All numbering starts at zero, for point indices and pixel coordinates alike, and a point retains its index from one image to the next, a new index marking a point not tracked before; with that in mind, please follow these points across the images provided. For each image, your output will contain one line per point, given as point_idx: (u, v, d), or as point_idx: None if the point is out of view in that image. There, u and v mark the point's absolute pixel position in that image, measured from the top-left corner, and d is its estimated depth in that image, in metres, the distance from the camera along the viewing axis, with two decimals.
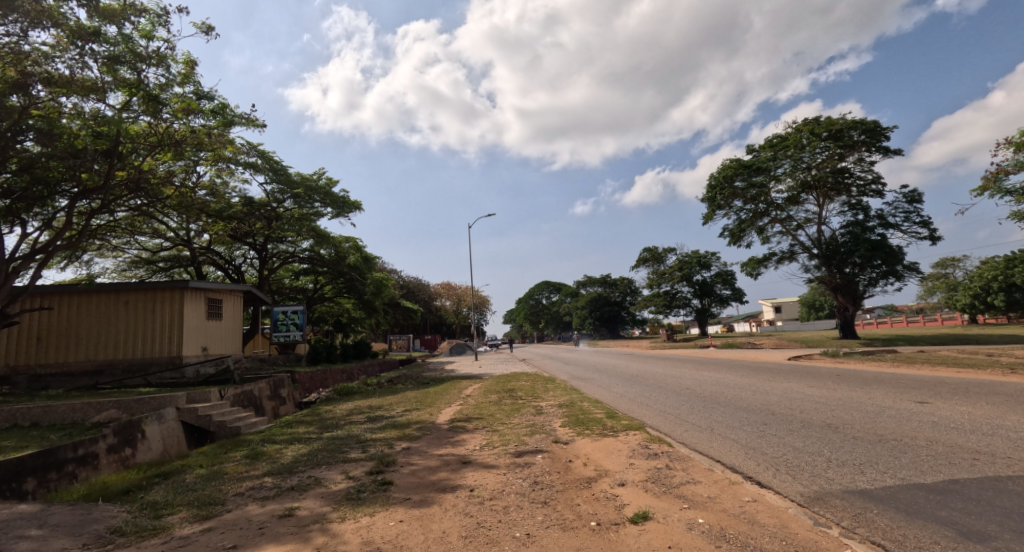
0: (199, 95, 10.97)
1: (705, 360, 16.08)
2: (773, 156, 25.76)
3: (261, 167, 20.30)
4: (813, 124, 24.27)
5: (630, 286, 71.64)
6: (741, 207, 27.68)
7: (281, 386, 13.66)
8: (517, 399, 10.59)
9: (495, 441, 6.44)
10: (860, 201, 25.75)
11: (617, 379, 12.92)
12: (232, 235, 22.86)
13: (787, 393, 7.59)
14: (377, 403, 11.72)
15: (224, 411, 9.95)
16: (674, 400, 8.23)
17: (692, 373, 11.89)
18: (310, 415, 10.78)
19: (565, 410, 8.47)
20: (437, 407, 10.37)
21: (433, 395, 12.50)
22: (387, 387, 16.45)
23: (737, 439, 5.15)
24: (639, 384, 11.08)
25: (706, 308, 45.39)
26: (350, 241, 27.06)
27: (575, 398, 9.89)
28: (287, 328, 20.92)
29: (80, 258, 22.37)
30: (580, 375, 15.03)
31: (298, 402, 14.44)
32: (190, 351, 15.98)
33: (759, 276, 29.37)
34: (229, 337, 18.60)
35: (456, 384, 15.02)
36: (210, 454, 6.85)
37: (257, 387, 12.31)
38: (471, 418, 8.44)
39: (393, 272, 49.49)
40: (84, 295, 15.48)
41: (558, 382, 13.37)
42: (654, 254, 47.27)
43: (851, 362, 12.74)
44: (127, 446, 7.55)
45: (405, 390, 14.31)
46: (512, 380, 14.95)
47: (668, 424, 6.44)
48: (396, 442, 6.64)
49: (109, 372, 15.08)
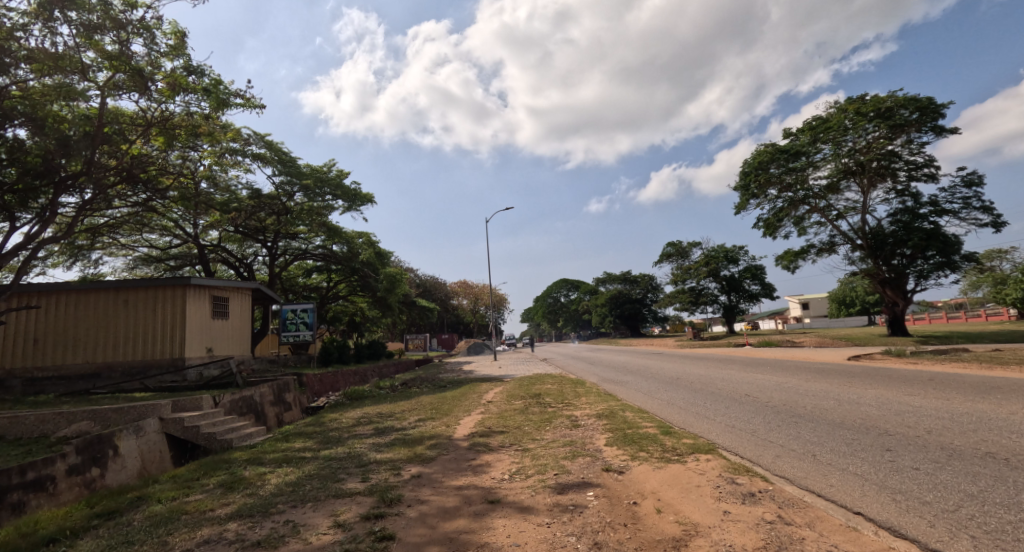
0: (189, 69, 9.80)
1: (749, 361, 14.52)
2: (813, 140, 23.93)
3: (269, 158, 19.46)
4: (858, 103, 22.40)
5: (652, 283, 69.47)
6: (776, 196, 26.02)
7: (285, 390, 12.59)
8: (546, 407, 9.32)
9: (526, 467, 5.12)
10: (908, 187, 23.83)
11: (657, 382, 11.54)
12: (242, 229, 22.05)
13: (885, 404, 6.13)
14: (388, 410, 10.52)
15: (217, 420, 8.84)
16: (739, 412, 6.81)
17: (745, 377, 10.44)
18: (314, 424, 9.62)
19: (607, 424, 7.14)
20: (455, 416, 9.13)
21: (451, 401, 11.29)
22: (401, 390, 15.31)
23: (864, 473, 3.74)
24: (686, 389, 9.72)
25: (734, 304, 43.39)
26: (363, 235, 26.10)
27: (615, 406, 8.54)
28: (297, 327, 19.93)
29: (88, 257, 21.79)
30: (613, 377, 13.69)
31: (305, 407, 13.37)
32: (193, 352, 15.01)
33: (795, 269, 27.59)
34: (235, 338, 17.63)
35: (475, 387, 13.78)
36: (183, 477, 5.68)
37: (259, 392, 11.23)
38: (495, 432, 7.13)
39: (409, 270, 48.62)
40: (83, 292, 14.63)
41: (588, 386, 12.05)
42: (678, 248, 45.42)
43: (927, 363, 11.12)
44: (96, 466, 6.45)
45: (421, 395, 13.15)
46: (536, 384, 13.67)
47: (747, 446, 5.04)
48: (405, 466, 5.39)
49: (107, 375, 14.23)
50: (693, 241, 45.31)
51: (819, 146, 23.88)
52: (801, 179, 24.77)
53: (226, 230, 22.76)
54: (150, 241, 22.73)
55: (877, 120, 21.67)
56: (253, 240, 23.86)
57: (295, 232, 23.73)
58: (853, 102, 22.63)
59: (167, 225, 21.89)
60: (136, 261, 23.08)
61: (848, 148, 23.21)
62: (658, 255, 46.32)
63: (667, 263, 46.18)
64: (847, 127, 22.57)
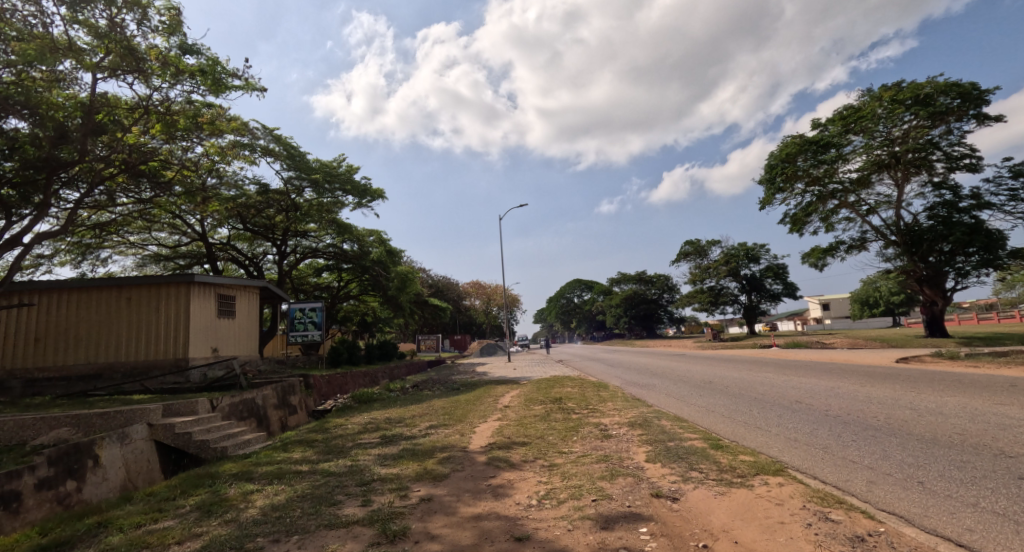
0: (184, 48, 9.31)
1: (782, 363, 13.55)
2: (844, 131, 22.80)
3: (277, 153, 18.93)
4: (893, 91, 21.21)
5: (668, 283, 68.16)
6: (803, 190, 24.96)
7: (290, 392, 11.94)
8: (570, 413, 8.51)
9: (557, 490, 4.30)
10: (947, 180, 22.55)
11: (689, 386, 10.65)
12: (250, 227, 21.62)
13: (976, 415, 5.21)
14: (397, 415, 9.75)
15: (213, 426, 8.15)
16: (797, 423, 5.91)
17: (788, 380, 9.51)
18: (318, 430, 8.89)
19: (644, 434, 6.30)
20: (470, 423, 8.35)
21: (465, 405, 10.52)
22: (412, 392, 14.59)
23: (1009, 512, 2.86)
24: (725, 394, 8.84)
25: (754, 305, 42.13)
26: (373, 234, 25.51)
27: (648, 413, 7.69)
28: (305, 327, 19.33)
29: (97, 255, 21.48)
30: (637, 380, 12.82)
31: (311, 411, 12.72)
32: (197, 353, 14.44)
33: (824, 267, 26.39)
34: (242, 337, 17.06)
35: (490, 390, 13.00)
36: (161, 495, 4.96)
37: (261, 395, 10.56)
38: (516, 443, 6.32)
39: (422, 270, 48.09)
40: (85, 290, 14.13)
41: (612, 390, 11.20)
42: (696, 247, 44.23)
43: (990, 366, 10.07)
44: (72, 479, 5.76)
45: (433, 398, 12.39)
46: (555, 387, 12.84)
47: (827, 468, 4.13)
48: (414, 487, 4.61)
49: (108, 376, 13.69)
50: (712, 240, 44.13)
51: (850, 137, 22.76)
52: (829, 173, 23.72)
53: (235, 228, 22.34)
54: (160, 240, 22.38)
55: (915, 108, 20.49)
56: (264, 239, 23.42)
57: (305, 230, 23.24)
58: (886, 90, 21.50)
59: (176, 222, 21.50)
60: (146, 260, 22.73)
61: (881, 139, 22.20)
62: (676, 254, 45.19)
63: (685, 262, 45.03)
64: (880, 117, 21.44)
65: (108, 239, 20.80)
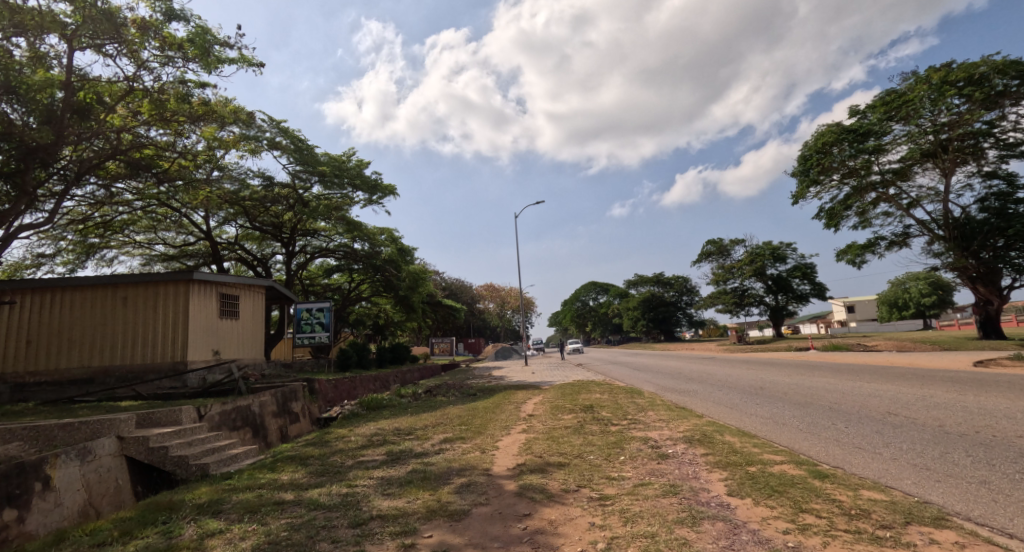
0: (169, 13, 8.38)
1: (835, 367, 12.20)
2: (885, 118, 21.37)
3: (283, 146, 18.10)
4: (941, 73, 19.68)
5: (687, 285, 66.45)
6: (838, 183, 23.62)
7: (292, 398, 10.94)
8: (607, 425, 7.33)
9: (621, 542, 3.08)
10: (1001, 169, 20.89)
11: (738, 393, 9.37)
12: (256, 225, 20.89)
13: None
14: (407, 425, 8.63)
15: (198, 439, 7.11)
16: (912, 444, 4.59)
17: (858, 387, 8.16)
18: (317, 442, 7.78)
19: (711, 454, 5.06)
20: (491, 436, 7.16)
21: (484, 414, 9.36)
22: (425, 398, 13.48)
23: None
24: (789, 404, 7.51)
25: (781, 306, 40.41)
26: (385, 231, 24.57)
27: (703, 426, 6.44)
28: (312, 328, 18.35)
29: (103, 255, 20.90)
30: (673, 386, 11.58)
31: (315, 419, 11.73)
32: (198, 355, 13.52)
33: (862, 265, 24.83)
34: (246, 339, 16.13)
35: (510, 396, 11.84)
36: (100, 537, 3.84)
37: (258, 402, 9.52)
38: (551, 466, 5.12)
39: (436, 273, 47.26)
40: (79, 289, 13.26)
41: (648, 397, 9.93)
42: (719, 246, 42.72)
43: None
44: (12, 507, 4.60)
45: (447, 405, 11.25)
46: (582, 393, 11.64)
47: (1019, 519, 2.84)
48: (425, 533, 3.42)
49: (101, 381, 12.80)
50: (736, 239, 42.58)
51: (892, 124, 21.30)
52: (866, 164, 22.36)
53: (242, 226, 21.60)
54: (168, 239, 21.67)
55: (967, 89, 19.01)
56: (272, 238, 22.70)
57: (315, 229, 22.50)
58: (933, 73, 20.05)
59: (182, 221, 20.83)
60: (152, 261, 21.99)
61: (929, 125, 20.78)
62: (698, 254, 43.68)
63: (707, 262, 43.50)
64: (927, 102, 19.95)
65: (113, 238, 20.18)
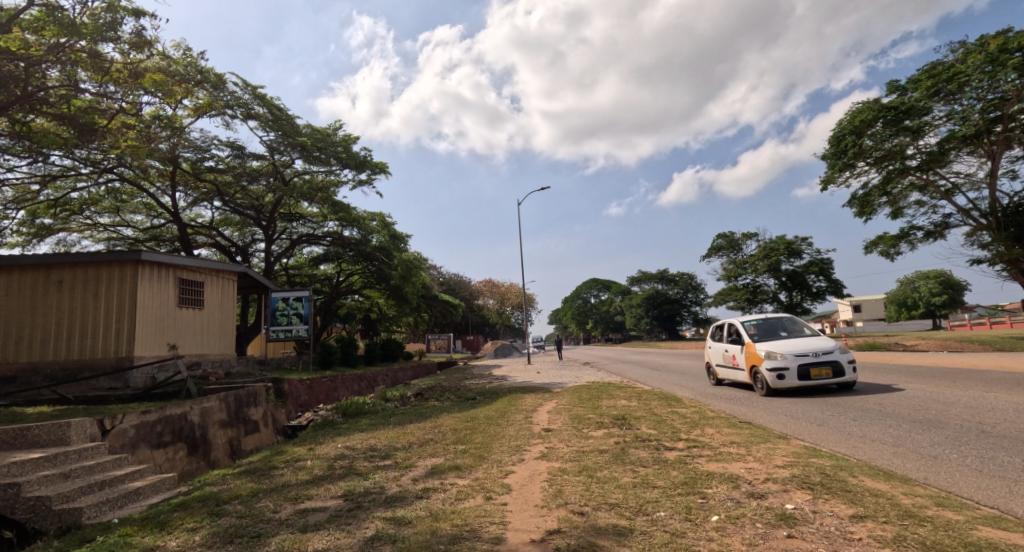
0: None
1: (906, 370, 10.25)
2: (929, 94, 19.53)
3: (262, 117, 16.21)
4: (994, 44, 17.92)
5: (692, 282, 64.49)
6: (870, 168, 21.84)
7: (251, 403, 8.95)
8: (659, 451, 5.30)
9: None
10: None
11: (811, 403, 7.35)
12: (232, 207, 18.86)
13: None
14: (386, 444, 6.59)
15: (88, 468, 5.05)
16: None
17: (986, 399, 6.15)
18: (261, 467, 5.72)
19: (874, 523, 3.00)
20: (498, 467, 5.10)
21: (488, 427, 7.35)
22: (415, 403, 11.45)
23: None
24: (905, 422, 5.47)
25: (795, 303, 38.56)
26: (376, 218, 22.72)
27: (812, 458, 4.39)
28: (289, 320, 16.27)
29: (63, 239, 18.88)
30: (716, 391, 9.57)
31: (279, 428, 9.70)
32: (147, 350, 11.43)
33: (894, 257, 23.04)
34: (213, 332, 14.07)
35: (516, 402, 9.82)
36: None
37: (200, 409, 7.49)
38: (604, 538, 3.08)
39: (433, 268, 45.22)
40: (6, 272, 11.19)
41: (692, 407, 7.92)
42: (730, 240, 40.75)
43: None
44: None
45: (439, 413, 9.22)
46: (604, 400, 9.63)
47: None
48: None
49: (28, 381, 10.73)
50: (748, 233, 40.65)
51: (936, 102, 19.49)
52: (902, 147, 20.67)
53: (218, 208, 19.56)
54: (135, 222, 19.57)
55: None
56: (252, 224, 20.86)
57: (299, 212, 20.71)
58: (988, 42, 18.29)
59: (150, 202, 18.85)
60: (119, 246, 19.84)
61: (978, 102, 18.92)
62: (707, 248, 41.79)
63: (717, 257, 41.60)
64: (978, 74, 18.27)
65: (72, 218, 18.12)
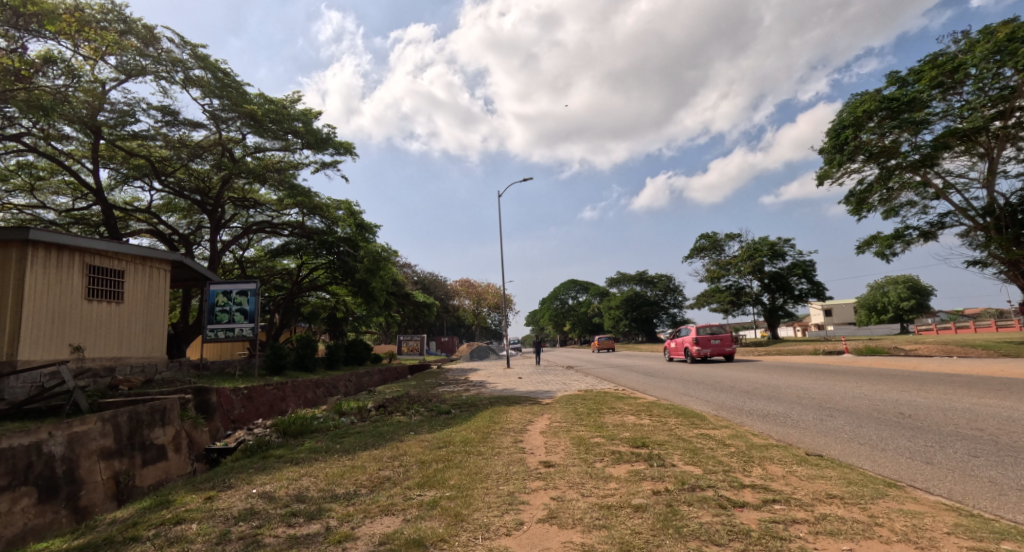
0: None
1: (949, 380, 8.89)
2: (932, 86, 18.64)
3: (205, 82, 13.96)
4: (1000, 34, 17.11)
5: (671, 284, 63.75)
6: (866, 164, 20.91)
7: (156, 422, 6.83)
8: (728, 511, 3.52)
9: None
10: None
11: (883, 427, 5.76)
12: (173, 188, 16.38)
13: None
14: (320, 490, 4.61)
15: None
16: None
17: None
18: (113, 538, 3.69)
19: None
20: (485, 543, 3.23)
21: (465, 459, 5.47)
22: (375, 419, 9.49)
23: None
24: None
25: (778, 306, 37.80)
26: (342, 206, 20.64)
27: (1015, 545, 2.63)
28: (230, 317, 14.02)
29: None
30: (741, 406, 7.93)
31: (196, 453, 7.57)
32: (37, 353, 9.12)
33: (887, 259, 22.22)
34: (135, 330, 11.76)
35: (501, 418, 7.98)
36: None
37: (67, 434, 5.39)
38: None
39: (405, 267, 42.82)
40: None
41: (727, 430, 6.21)
42: (713, 240, 39.85)
43: None
44: None
45: (402, 434, 7.31)
46: (609, 416, 7.84)
47: None
48: None
49: None
50: (731, 234, 39.76)
51: (938, 94, 18.58)
52: (900, 142, 19.76)
53: (157, 191, 17.12)
54: (57, 203, 16.93)
55: None
56: (198, 209, 18.43)
57: (253, 197, 18.39)
58: (994, 32, 17.46)
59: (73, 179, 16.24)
60: None
61: (980, 96, 18.11)
62: (690, 249, 40.81)
63: (699, 258, 40.66)
64: (984, 66, 17.43)
65: None
